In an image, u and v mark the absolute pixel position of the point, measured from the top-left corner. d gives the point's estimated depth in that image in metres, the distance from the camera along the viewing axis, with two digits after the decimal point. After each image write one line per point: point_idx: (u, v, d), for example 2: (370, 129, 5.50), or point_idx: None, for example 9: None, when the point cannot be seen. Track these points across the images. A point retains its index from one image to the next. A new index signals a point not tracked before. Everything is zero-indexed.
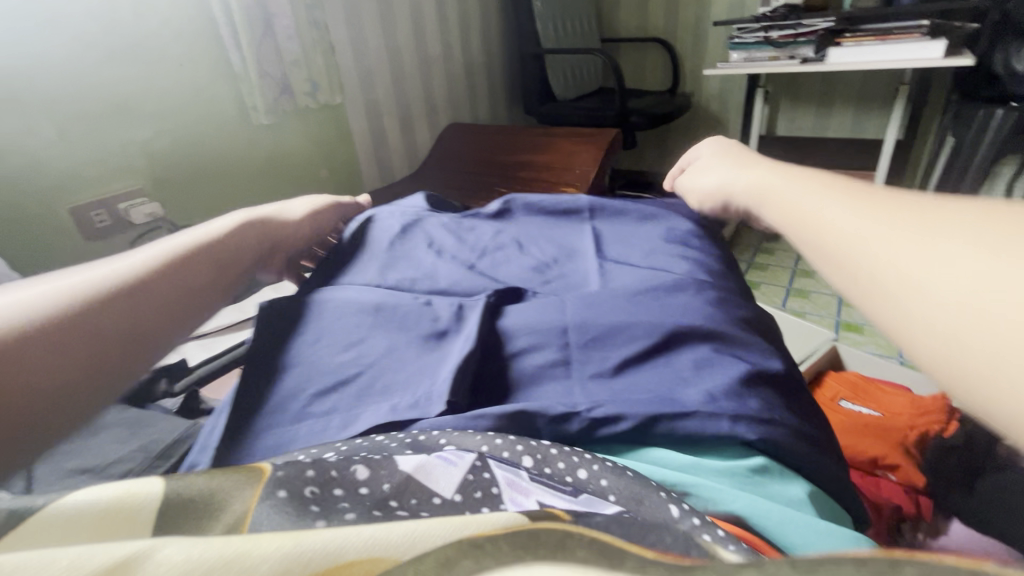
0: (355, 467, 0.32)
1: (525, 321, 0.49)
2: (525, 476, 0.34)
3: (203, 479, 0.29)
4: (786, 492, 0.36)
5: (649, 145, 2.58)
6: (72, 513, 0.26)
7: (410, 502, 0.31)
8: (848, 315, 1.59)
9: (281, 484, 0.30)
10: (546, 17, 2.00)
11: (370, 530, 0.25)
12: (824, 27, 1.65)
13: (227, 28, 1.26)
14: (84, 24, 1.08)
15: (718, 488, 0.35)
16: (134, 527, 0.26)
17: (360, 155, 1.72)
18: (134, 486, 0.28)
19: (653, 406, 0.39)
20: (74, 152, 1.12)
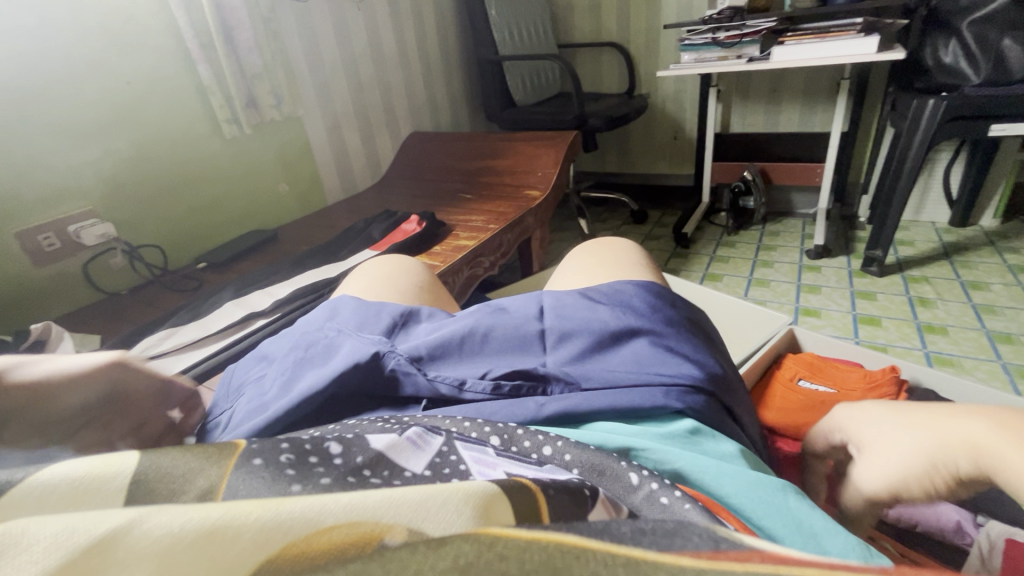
0: (328, 442, 0.35)
1: (494, 340, 0.49)
2: (492, 453, 0.39)
3: (172, 456, 0.29)
4: (718, 448, 0.41)
5: (610, 146, 2.63)
6: (45, 483, 0.26)
7: (382, 472, 0.34)
8: (806, 300, 1.65)
9: (255, 453, 0.32)
10: (504, 26, 2.03)
11: (346, 498, 0.27)
12: (768, 26, 1.73)
13: (199, 43, 1.26)
14: (24, 37, 1.03)
15: (664, 449, 0.39)
16: (108, 495, 0.26)
17: (320, 167, 1.70)
18: (104, 460, 0.28)
19: (591, 396, 0.44)
20: (21, 174, 1.06)
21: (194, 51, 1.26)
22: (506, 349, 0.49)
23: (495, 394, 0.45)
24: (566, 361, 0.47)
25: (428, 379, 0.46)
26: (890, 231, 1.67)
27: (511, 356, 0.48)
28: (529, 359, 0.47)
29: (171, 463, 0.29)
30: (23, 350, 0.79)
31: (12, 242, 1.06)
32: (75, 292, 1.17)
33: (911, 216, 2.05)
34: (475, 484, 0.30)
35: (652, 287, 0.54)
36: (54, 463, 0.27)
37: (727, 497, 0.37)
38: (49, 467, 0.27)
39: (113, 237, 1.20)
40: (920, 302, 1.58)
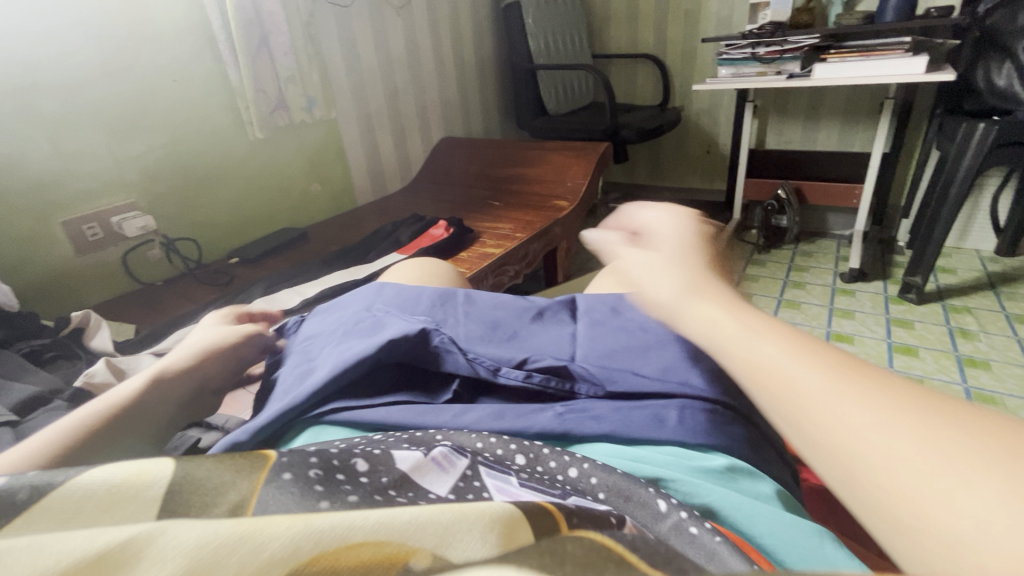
0: (355, 459, 0.36)
1: (525, 344, 0.52)
2: (514, 483, 0.38)
3: (209, 467, 0.31)
4: (754, 488, 0.39)
5: (641, 158, 2.61)
6: (92, 483, 0.28)
7: (406, 492, 0.35)
8: (838, 325, 1.60)
9: (285, 468, 0.33)
10: (540, 35, 2.04)
11: (377, 514, 0.28)
12: (810, 43, 1.69)
13: (223, 47, 1.28)
14: (80, 37, 1.08)
15: (696, 483, 0.38)
16: (145, 501, 0.28)
17: (352, 168, 1.72)
18: (145, 466, 0.30)
19: (620, 417, 0.43)
20: (71, 166, 1.10)
21: (224, 51, 1.28)
22: (539, 346, 0.51)
23: (526, 382, 0.46)
24: (598, 361, 0.49)
25: (462, 366, 0.48)
26: (931, 258, 1.60)
27: (544, 352, 0.50)
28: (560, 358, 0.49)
29: (206, 474, 0.30)
30: (63, 336, 0.82)
31: (59, 231, 1.10)
32: (116, 281, 1.22)
33: (954, 242, 1.97)
34: (494, 505, 0.30)
35: None
36: (93, 467, 0.29)
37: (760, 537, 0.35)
38: (95, 469, 0.29)
39: (152, 230, 1.24)
40: (962, 334, 1.51)
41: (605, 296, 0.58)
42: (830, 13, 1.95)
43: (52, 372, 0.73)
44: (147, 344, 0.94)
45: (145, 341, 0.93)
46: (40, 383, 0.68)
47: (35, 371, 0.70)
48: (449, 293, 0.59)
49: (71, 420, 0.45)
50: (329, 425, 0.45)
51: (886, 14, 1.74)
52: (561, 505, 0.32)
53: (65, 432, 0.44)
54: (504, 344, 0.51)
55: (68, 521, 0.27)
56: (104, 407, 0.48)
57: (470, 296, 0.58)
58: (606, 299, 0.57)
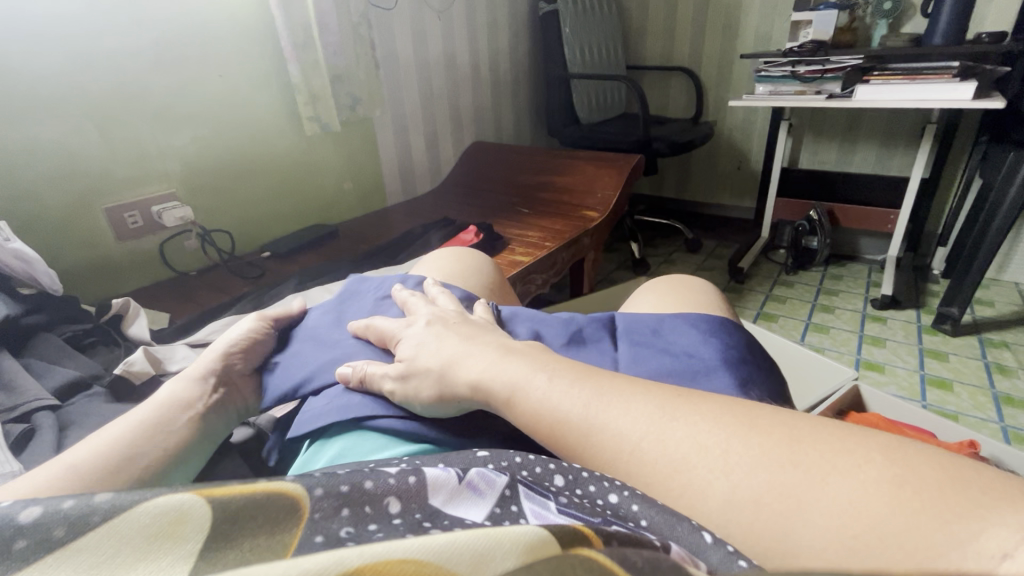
0: (388, 498, 0.35)
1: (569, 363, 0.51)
2: (553, 508, 0.37)
3: (248, 512, 0.30)
4: None
5: (670, 172, 2.59)
6: (135, 522, 0.28)
7: (441, 522, 0.35)
8: (868, 353, 1.56)
9: (317, 528, 0.31)
10: (576, 44, 2.04)
11: (412, 539, 0.28)
12: (853, 64, 1.65)
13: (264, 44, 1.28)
14: (132, 29, 1.11)
15: None
16: (179, 552, 0.27)
17: (383, 167, 1.74)
18: (184, 510, 0.29)
19: None
20: (117, 155, 1.13)
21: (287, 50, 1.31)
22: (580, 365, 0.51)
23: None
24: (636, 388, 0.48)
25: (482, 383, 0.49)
26: (969, 289, 1.55)
27: None
28: None
29: (241, 525, 0.30)
30: (103, 322, 0.83)
31: (101, 217, 1.13)
32: (151, 269, 1.24)
33: (991, 274, 1.92)
34: (529, 528, 0.30)
35: (726, 325, 0.54)
36: (138, 500, 0.29)
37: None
38: (136, 505, 0.28)
39: (190, 221, 1.26)
40: (999, 370, 1.46)
41: (648, 313, 0.57)
42: (873, 34, 1.92)
43: (92, 357, 0.75)
44: (180, 334, 0.95)
45: (180, 330, 0.95)
46: (80, 368, 0.69)
47: (76, 356, 0.72)
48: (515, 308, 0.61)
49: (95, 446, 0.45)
50: (371, 433, 0.48)
51: (933, 38, 1.70)
52: (600, 533, 0.32)
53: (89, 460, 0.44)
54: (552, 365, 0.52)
55: (105, 562, 0.26)
56: (122, 434, 0.47)
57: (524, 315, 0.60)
58: (650, 317, 0.56)
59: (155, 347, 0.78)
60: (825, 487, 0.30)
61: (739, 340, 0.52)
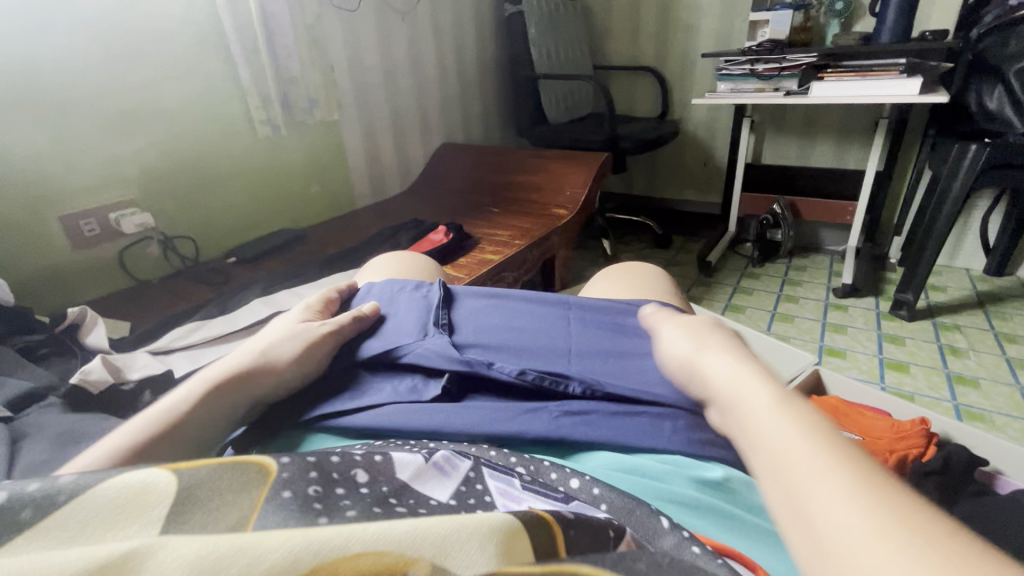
0: (355, 470, 0.36)
1: (526, 347, 0.53)
2: (518, 486, 0.38)
3: (214, 483, 0.31)
4: (745, 500, 0.42)
5: (639, 169, 2.63)
6: (102, 495, 0.29)
7: (407, 499, 0.35)
8: (831, 340, 1.61)
9: (285, 485, 0.32)
10: (543, 44, 2.06)
11: (374, 527, 0.28)
12: (808, 61, 1.71)
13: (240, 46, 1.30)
14: (81, 31, 1.07)
15: (690, 501, 0.40)
16: (147, 518, 0.28)
17: (352, 170, 1.72)
18: (149, 484, 0.30)
19: (611, 426, 0.45)
20: (70, 161, 1.10)
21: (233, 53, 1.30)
22: (537, 351, 0.53)
23: (518, 379, 0.48)
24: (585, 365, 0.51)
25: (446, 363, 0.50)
26: (922, 276, 1.62)
27: (539, 356, 0.52)
28: (556, 362, 0.51)
29: (209, 492, 0.31)
30: (58, 332, 0.81)
31: (55, 225, 1.09)
32: (110, 278, 1.20)
33: (944, 261, 2.01)
34: (496, 516, 0.30)
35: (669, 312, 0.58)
36: (106, 478, 0.30)
37: (749, 550, 0.38)
38: (101, 483, 0.29)
39: (150, 227, 1.23)
40: (952, 351, 1.53)
41: (601, 299, 0.60)
42: (827, 33, 1.99)
43: (47, 368, 0.73)
44: (142, 343, 0.93)
45: (142, 339, 0.92)
46: (34, 379, 0.67)
47: (30, 367, 0.69)
48: (474, 301, 0.61)
49: (132, 424, 0.42)
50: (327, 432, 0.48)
51: (881, 36, 1.77)
52: (559, 516, 0.33)
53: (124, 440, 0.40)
54: (512, 349, 0.53)
55: (74, 534, 0.27)
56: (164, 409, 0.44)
57: (482, 306, 0.61)
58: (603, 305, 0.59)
59: (115, 356, 0.76)
60: (877, 501, 0.29)
61: (681, 327, 0.56)
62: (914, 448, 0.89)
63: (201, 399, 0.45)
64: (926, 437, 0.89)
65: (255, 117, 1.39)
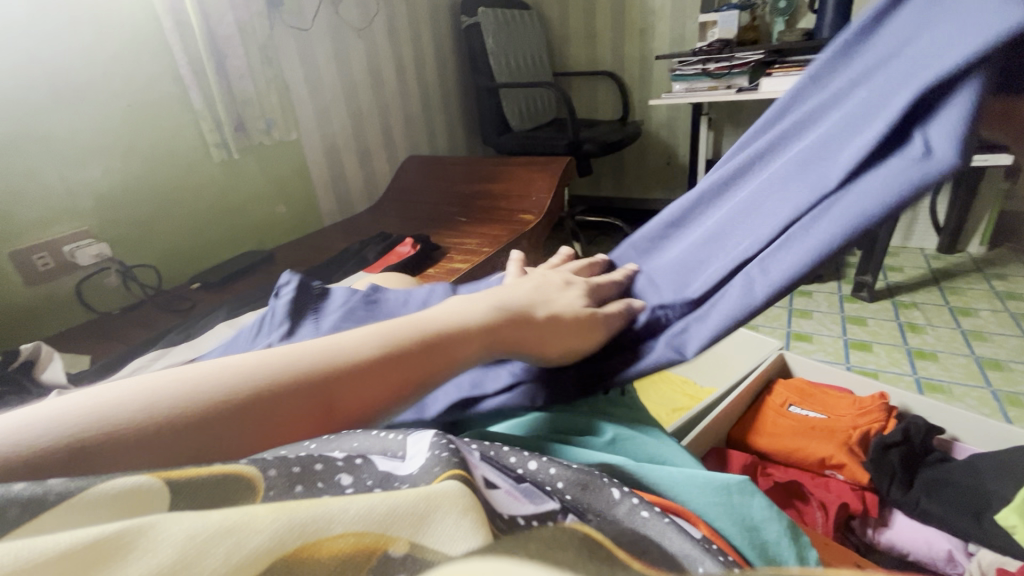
0: (339, 476, 0.33)
1: (660, 291, 0.59)
2: (475, 456, 0.38)
3: (212, 490, 0.28)
4: (648, 449, 0.47)
5: (605, 171, 2.68)
6: (91, 500, 0.26)
7: (393, 483, 0.33)
8: (798, 325, 1.67)
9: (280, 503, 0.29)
10: (501, 54, 2.09)
11: (355, 506, 0.27)
12: (755, 58, 1.78)
13: (190, 70, 1.29)
14: (22, 64, 1.05)
15: (608, 457, 0.44)
16: None
17: (316, 187, 1.72)
18: (145, 488, 0.27)
19: (716, 317, 0.48)
20: (19, 195, 1.07)
21: (184, 76, 1.28)
22: (672, 286, 0.58)
23: (651, 318, 0.54)
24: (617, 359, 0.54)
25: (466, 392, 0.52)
26: (879, 257, 1.69)
27: (670, 291, 0.57)
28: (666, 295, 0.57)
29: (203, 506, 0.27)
30: (12, 370, 0.79)
31: (7, 261, 1.06)
32: (67, 312, 1.17)
33: (899, 243, 2.09)
34: (444, 484, 0.29)
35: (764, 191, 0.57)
36: (105, 479, 0.27)
37: (679, 495, 0.41)
38: (100, 483, 0.26)
39: (108, 258, 1.21)
40: (911, 328, 1.59)
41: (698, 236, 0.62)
42: (773, 30, 2.08)
43: (2, 407, 0.70)
44: (102, 375, 0.91)
45: (101, 370, 0.90)
46: None
47: None
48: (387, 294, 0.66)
49: (206, 384, 0.36)
50: None
51: (822, 31, 1.85)
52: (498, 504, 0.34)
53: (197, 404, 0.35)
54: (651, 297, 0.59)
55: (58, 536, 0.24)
56: (294, 364, 0.39)
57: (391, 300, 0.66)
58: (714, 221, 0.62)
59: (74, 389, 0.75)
60: None
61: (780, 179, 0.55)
62: (875, 422, 0.92)
63: (302, 381, 0.39)
64: (887, 411, 0.92)
65: (211, 139, 1.37)
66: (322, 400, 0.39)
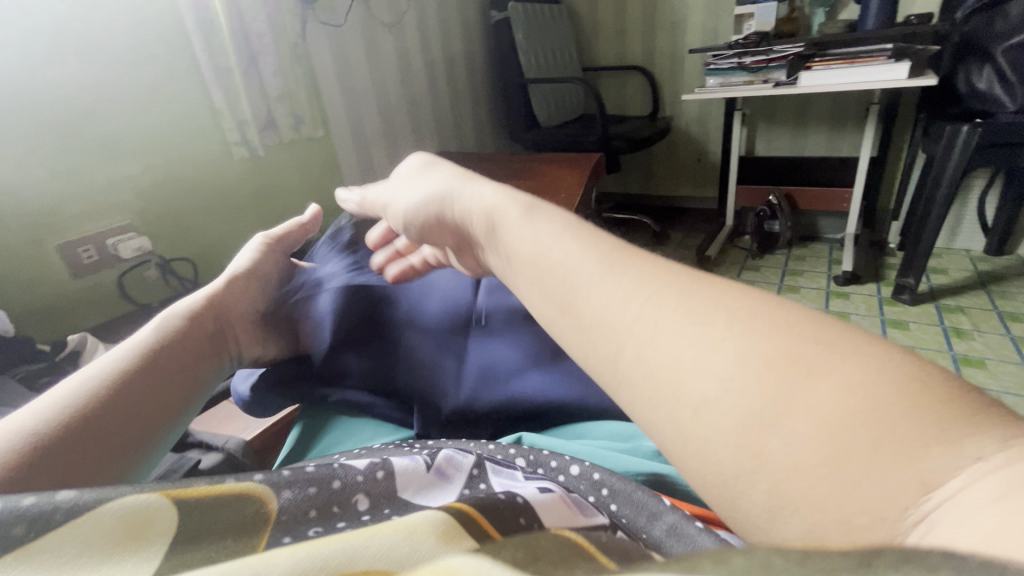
0: (356, 496, 0.36)
1: None
2: (519, 475, 0.40)
3: (220, 512, 0.30)
4: None
5: (634, 168, 2.64)
6: (98, 522, 0.28)
7: (407, 509, 0.35)
8: None
9: (284, 530, 0.31)
10: (531, 48, 2.07)
11: (375, 543, 0.27)
12: (795, 51, 1.72)
13: (206, 63, 1.27)
14: (70, 62, 1.08)
15: (657, 466, 0.43)
16: (146, 552, 0.27)
17: (346, 182, 1.73)
18: (152, 508, 0.29)
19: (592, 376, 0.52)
20: (67, 190, 1.10)
21: (206, 75, 1.28)
22: None
23: None
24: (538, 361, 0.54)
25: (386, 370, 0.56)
26: (922, 259, 1.63)
27: None
28: None
29: (206, 529, 0.29)
30: (60, 360, 0.82)
31: (54, 254, 1.10)
32: (110, 304, 1.21)
33: (943, 244, 2.00)
34: (430, 515, 0.29)
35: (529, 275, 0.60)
36: (118, 492, 0.29)
37: None
38: (109, 502, 0.29)
39: (148, 251, 1.24)
40: (956, 334, 1.52)
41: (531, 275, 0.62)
42: (813, 22, 2.00)
43: None
44: None
45: None
46: None
47: (32, 399, 0.69)
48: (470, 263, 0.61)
49: (28, 423, 0.40)
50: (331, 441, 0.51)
51: (866, 22, 1.78)
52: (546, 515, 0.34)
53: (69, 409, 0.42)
54: None
55: (61, 563, 0.26)
56: (126, 361, 0.47)
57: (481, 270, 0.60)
58: None
59: None
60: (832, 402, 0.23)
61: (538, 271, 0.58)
62: None
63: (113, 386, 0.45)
64: None
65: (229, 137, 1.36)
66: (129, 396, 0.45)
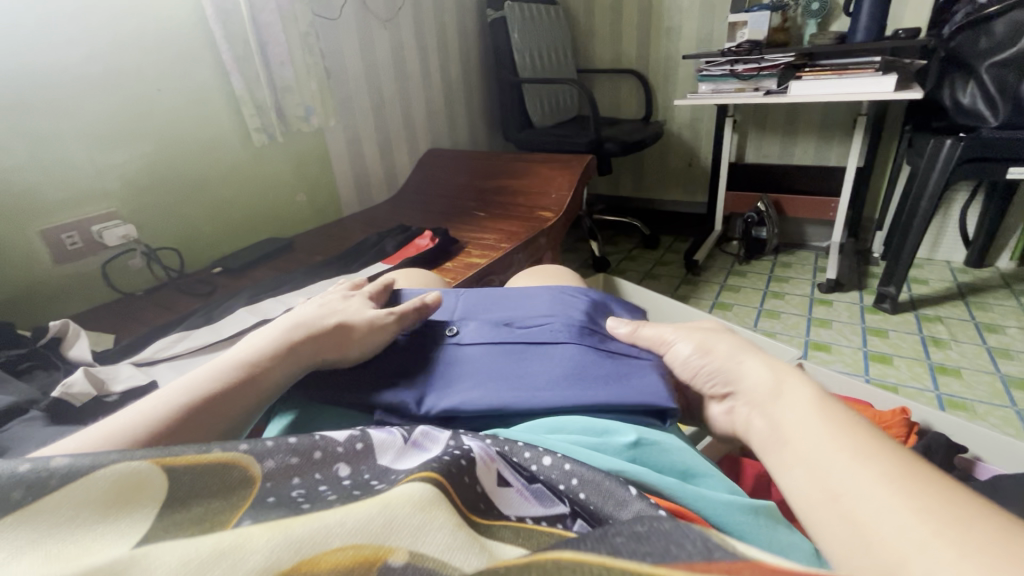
0: (337, 465, 0.36)
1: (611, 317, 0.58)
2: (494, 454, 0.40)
3: (205, 480, 0.31)
4: (668, 457, 0.46)
5: (626, 171, 2.66)
6: (89, 492, 0.29)
7: (390, 476, 0.35)
8: (817, 334, 1.63)
9: (270, 492, 0.32)
10: (525, 48, 2.07)
11: (351, 520, 0.29)
12: (785, 61, 1.74)
13: (227, 53, 1.30)
14: (60, 48, 1.07)
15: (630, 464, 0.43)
16: (136, 519, 0.29)
17: (335, 176, 1.72)
18: (138, 477, 0.30)
19: (604, 381, 0.50)
20: (51, 176, 1.09)
21: (229, 62, 1.31)
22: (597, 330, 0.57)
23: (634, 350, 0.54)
24: (493, 371, 0.52)
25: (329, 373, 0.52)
26: (904, 269, 1.66)
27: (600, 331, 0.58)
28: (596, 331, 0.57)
29: (194, 496, 0.31)
30: (41, 346, 0.81)
31: (37, 240, 1.09)
32: (94, 291, 1.20)
33: (925, 254, 2.04)
34: (418, 488, 0.31)
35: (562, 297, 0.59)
36: (107, 458, 0.30)
37: (698, 505, 0.41)
38: (96, 471, 0.29)
39: (134, 240, 1.23)
40: (934, 343, 1.55)
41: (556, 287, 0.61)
42: (805, 32, 2.03)
43: (31, 382, 0.72)
44: (126, 354, 0.92)
45: (123, 351, 0.92)
46: (15, 394, 0.67)
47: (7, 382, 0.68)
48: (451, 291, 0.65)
49: (172, 397, 0.42)
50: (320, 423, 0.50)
51: (856, 35, 1.81)
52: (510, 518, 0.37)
53: (174, 402, 0.42)
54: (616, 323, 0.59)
55: (60, 524, 0.28)
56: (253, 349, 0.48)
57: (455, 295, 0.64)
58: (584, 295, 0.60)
59: (97, 368, 0.76)
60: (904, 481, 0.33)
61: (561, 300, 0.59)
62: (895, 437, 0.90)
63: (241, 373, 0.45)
64: (906, 425, 0.90)
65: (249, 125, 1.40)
66: (253, 383, 0.45)
